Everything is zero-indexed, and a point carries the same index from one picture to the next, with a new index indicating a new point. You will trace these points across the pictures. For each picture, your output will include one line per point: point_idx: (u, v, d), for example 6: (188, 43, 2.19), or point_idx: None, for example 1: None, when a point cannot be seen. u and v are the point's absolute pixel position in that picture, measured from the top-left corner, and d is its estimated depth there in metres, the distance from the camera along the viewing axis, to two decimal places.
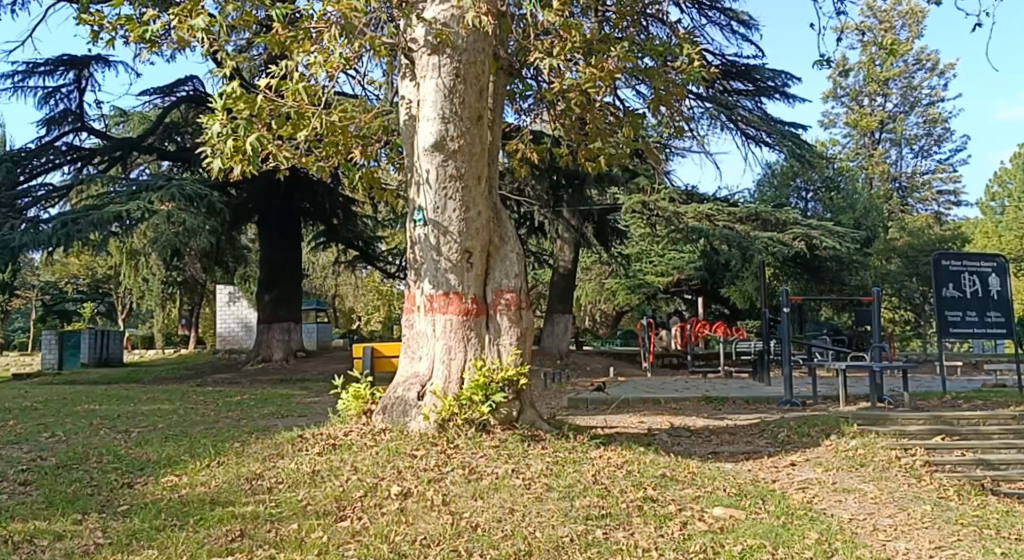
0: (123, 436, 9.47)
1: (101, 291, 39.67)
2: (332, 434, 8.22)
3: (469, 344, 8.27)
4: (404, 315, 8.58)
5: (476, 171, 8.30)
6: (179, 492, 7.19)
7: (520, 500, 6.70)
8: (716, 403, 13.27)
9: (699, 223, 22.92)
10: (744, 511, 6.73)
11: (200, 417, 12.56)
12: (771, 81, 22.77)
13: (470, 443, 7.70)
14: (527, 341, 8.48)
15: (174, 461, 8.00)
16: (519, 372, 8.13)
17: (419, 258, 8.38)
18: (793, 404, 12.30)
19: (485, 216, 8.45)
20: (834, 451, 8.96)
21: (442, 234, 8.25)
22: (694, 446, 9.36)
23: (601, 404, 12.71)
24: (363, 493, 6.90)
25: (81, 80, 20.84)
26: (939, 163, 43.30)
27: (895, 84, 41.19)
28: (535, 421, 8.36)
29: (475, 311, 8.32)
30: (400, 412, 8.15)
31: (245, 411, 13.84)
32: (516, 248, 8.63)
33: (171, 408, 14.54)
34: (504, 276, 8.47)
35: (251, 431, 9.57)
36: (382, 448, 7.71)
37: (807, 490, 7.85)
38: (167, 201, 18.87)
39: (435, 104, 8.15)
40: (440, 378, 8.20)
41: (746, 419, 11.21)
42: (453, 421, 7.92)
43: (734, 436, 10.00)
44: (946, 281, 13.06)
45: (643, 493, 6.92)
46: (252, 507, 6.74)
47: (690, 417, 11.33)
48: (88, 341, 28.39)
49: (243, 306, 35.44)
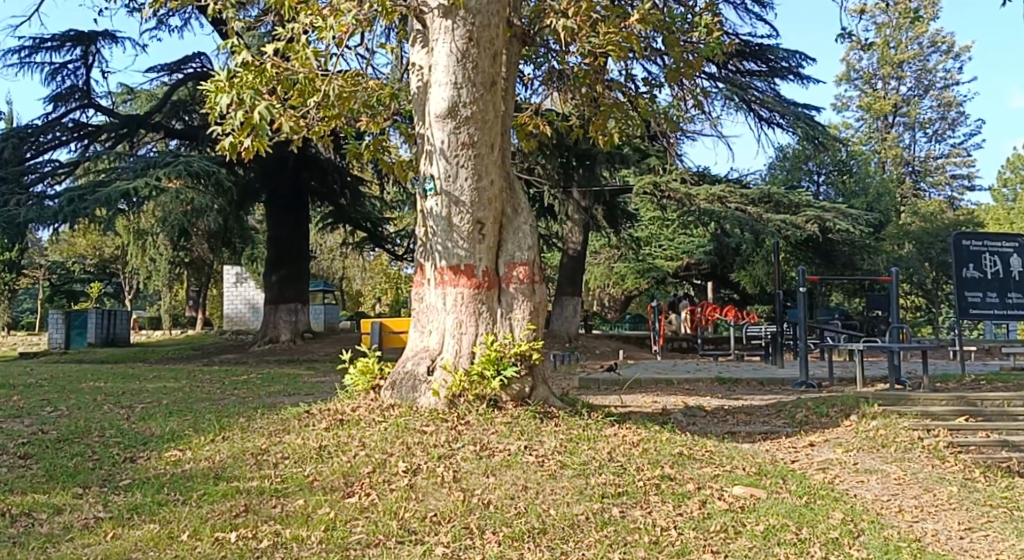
0: (126, 411, 9.30)
1: (108, 272, 39.22)
2: (339, 410, 8.02)
3: (481, 318, 8.05)
4: (415, 288, 8.37)
5: (488, 139, 8.07)
6: (182, 467, 6.99)
7: (533, 477, 6.48)
8: (729, 384, 13.05)
9: (710, 205, 22.61)
10: (765, 490, 6.50)
11: (205, 394, 12.38)
12: (785, 62, 22.40)
13: (481, 419, 7.49)
14: (540, 315, 8.26)
15: (178, 436, 7.80)
16: (532, 347, 7.91)
17: (430, 229, 8.16)
18: (809, 384, 12.07)
19: (498, 186, 8.22)
20: (854, 431, 8.73)
21: (454, 204, 8.02)
22: (709, 425, 9.14)
23: (613, 385, 12.50)
24: (371, 469, 6.69)
25: (88, 56, 20.57)
26: (953, 147, 42.99)
27: (910, 67, 40.68)
28: (548, 397, 8.14)
29: (487, 283, 8.10)
30: (410, 387, 7.94)
31: (251, 390, 13.65)
32: (530, 220, 8.39)
33: (177, 386, 14.37)
34: (517, 248, 8.23)
35: (257, 407, 9.37)
36: (391, 424, 7.50)
37: (828, 470, 7.62)
38: (174, 178, 18.61)
39: (447, 70, 7.91)
40: (451, 352, 7.99)
41: (762, 400, 10.98)
42: (464, 396, 7.72)
43: (750, 416, 9.78)
44: (967, 261, 12.79)
45: (660, 471, 6.69)
46: (257, 483, 6.54)
47: (705, 398, 11.12)
48: (95, 320, 28.25)
49: (250, 287, 35.28)
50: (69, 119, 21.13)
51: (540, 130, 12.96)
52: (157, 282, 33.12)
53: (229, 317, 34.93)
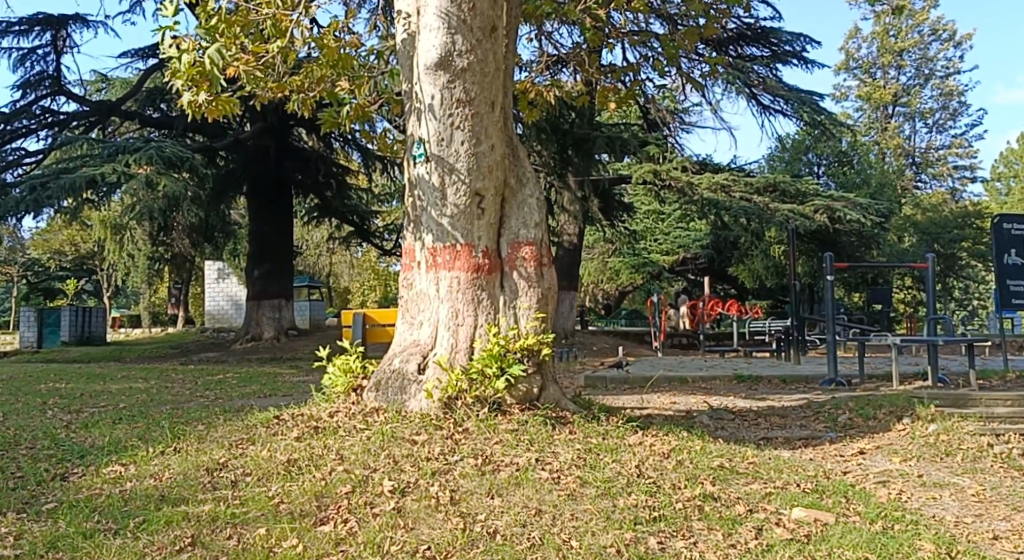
0: (70, 417, 8.08)
1: (86, 268, 37.64)
2: (314, 415, 6.83)
3: (480, 308, 6.87)
4: (402, 272, 7.20)
5: (488, 96, 6.90)
6: (122, 486, 5.78)
7: (548, 499, 5.30)
8: (749, 382, 11.92)
9: (713, 195, 21.33)
10: (831, 513, 5.33)
11: (172, 396, 11.15)
12: (790, 44, 21.17)
13: (482, 426, 6.29)
14: (549, 304, 7.06)
15: (121, 447, 6.57)
16: (541, 341, 6.73)
17: (420, 203, 6.99)
18: (839, 383, 10.97)
19: (500, 152, 7.03)
20: (911, 437, 7.58)
21: (447, 172, 6.86)
22: (742, 431, 7.98)
23: (623, 385, 11.35)
24: (351, 489, 5.49)
25: (59, 41, 19.21)
26: (954, 138, 41.80)
27: (910, 55, 39.67)
28: (560, 400, 6.93)
29: (487, 267, 6.92)
30: (397, 388, 6.76)
31: (225, 390, 12.41)
32: (537, 193, 7.21)
33: (143, 388, 13.13)
34: (522, 226, 7.05)
35: (222, 412, 8.17)
36: (374, 432, 6.31)
37: (889, 484, 6.45)
38: (145, 164, 17.26)
39: (439, 12, 6.76)
40: (444, 348, 6.81)
41: (793, 399, 9.84)
42: (461, 399, 6.54)
43: (784, 420, 8.59)
44: (1008, 246, 11.68)
45: (700, 490, 5.49)
46: (209, 506, 5.34)
47: (727, 399, 9.92)
48: (68, 317, 26.90)
49: (232, 283, 33.96)
50: (39, 106, 19.68)
51: (543, 101, 11.74)
52: (136, 278, 31.77)
53: (211, 315, 33.62)
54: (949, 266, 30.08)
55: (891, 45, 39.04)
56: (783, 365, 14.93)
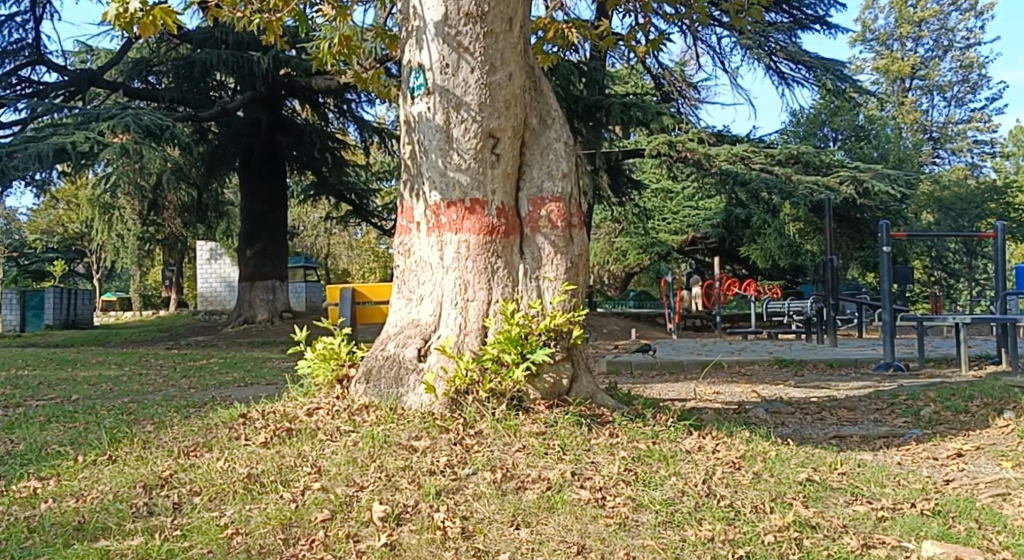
0: (2, 414, 6.73)
1: (75, 249, 35.94)
2: (289, 413, 5.49)
3: (495, 279, 5.51)
4: (397, 236, 5.85)
5: (506, 11, 5.56)
6: (33, 509, 4.43)
7: (592, 531, 3.97)
8: (792, 367, 10.58)
9: (732, 166, 19.64)
10: (971, 547, 3.99)
11: (138, 385, 9.79)
12: (811, 9, 19.37)
13: (499, 429, 4.94)
14: (580, 274, 5.66)
15: (45, 454, 5.23)
16: (571, 321, 5.36)
17: (419, 147, 5.63)
18: (898, 369, 9.64)
19: (520, 84, 5.66)
20: (1018, 436, 6.20)
21: (452, 109, 5.51)
22: (809, 430, 6.63)
23: (650, 371, 10.04)
24: (330, 516, 4.13)
25: (36, 7, 17.62)
26: (974, 112, 39.68)
27: (929, 25, 38.37)
28: (595, 393, 5.56)
29: (504, 228, 5.56)
30: (391, 379, 5.44)
31: (204, 378, 11.06)
32: (564, 135, 5.81)
33: (113, 375, 11.76)
34: (546, 177, 5.67)
35: (182, 407, 6.83)
36: (362, 436, 4.99)
37: (1013, 499, 5.05)
38: (121, 132, 15.71)
39: None
40: (450, 330, 5.46)
41: (854, 387, 8.51)
42: (472, 394, 5.18)
43: (854, 413, 7.22)
44: None
45: (792, 516, 4.15)
46: (135, 542, 3.99)
47: (777, 388, 8.54)
48: (52, 299, 25.48)
49: (226, 264, 32.45)
50: (18, 77, 18.02)
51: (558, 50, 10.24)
52: (125, 261, 30.35)
53: (203, 298, 32.23)
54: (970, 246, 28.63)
55: (911, 15, 37.98)
56: (821, 348, 13.53)
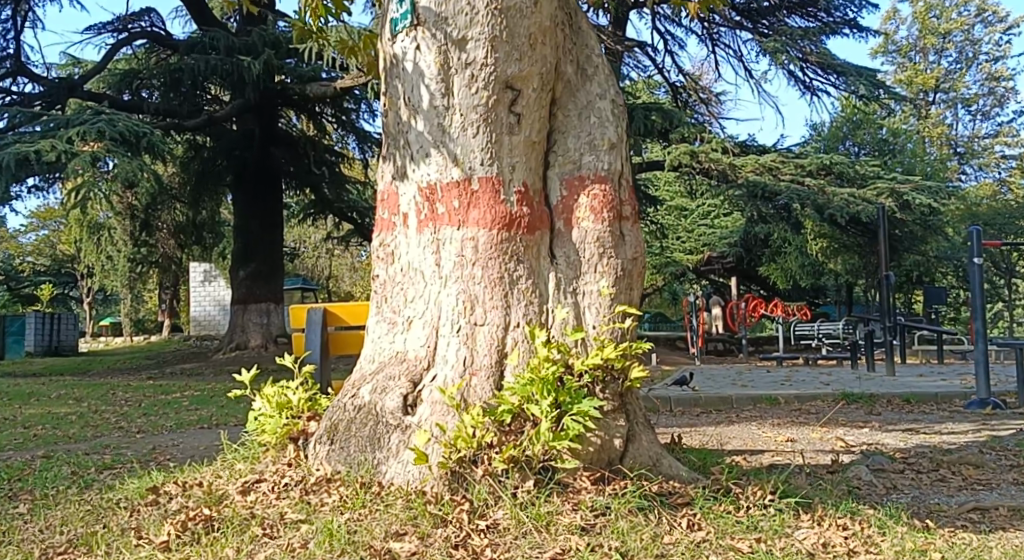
0: None
1: (66, 273, 34.14)
2: (225, 489, 3.79)
3: (515, 294, 3.82)
4: (376, 235, 4.18)
5: None
6: None
7: None
8: (863, 403, 8.75)
9: (759, 177, 17.71)
10: None
11: (77, 430, 7.93)
12: (841, 10, 15.82)
13: (524, 522, 3.27)
14: (633, 283, 3.97)
15: None
16: (626, 352, 3.67)
17: (406, 100, 4.01)
18: (997, 407, 7.90)
19: (552, 13, 4.01)
20: None
21: (453, 47, 3.89)
22: (933, 499, 4.87)
23: (694, 408, 8.33)
24: None
25: None
26: (1001, 126, 37.47)
27: (953, 38, 36.66)
28: (659, 459, 3.83)
29: (527, 219, 3.88)
30: (367, 438, 3.74)
31: (164, 418, 9.15)
32: (610, 90, 4.15)
33: (56, 415, 9.87)
34: (588, 147, 4.01)
35: (95, 470, 5.04)
36: (317, 531, 3.31)
37: None
38: (92, 140, 12.76)
39: None
40: (450, 368, 3.77)
41: (967, 433, 6.71)
42: (482, 465, 3.48)
43: (983, 473, 5.44)
44: None
45: None
46: None
47: (861, 433, 6.79)
48: (33, 325, 23.69)
49: (220, 285, 31.06)
50: None
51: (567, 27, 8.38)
52: (114, 283, 28.46)
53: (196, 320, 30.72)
54: (1005, 263, 26.60)
55: (934, 26, 36.49)
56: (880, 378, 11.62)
